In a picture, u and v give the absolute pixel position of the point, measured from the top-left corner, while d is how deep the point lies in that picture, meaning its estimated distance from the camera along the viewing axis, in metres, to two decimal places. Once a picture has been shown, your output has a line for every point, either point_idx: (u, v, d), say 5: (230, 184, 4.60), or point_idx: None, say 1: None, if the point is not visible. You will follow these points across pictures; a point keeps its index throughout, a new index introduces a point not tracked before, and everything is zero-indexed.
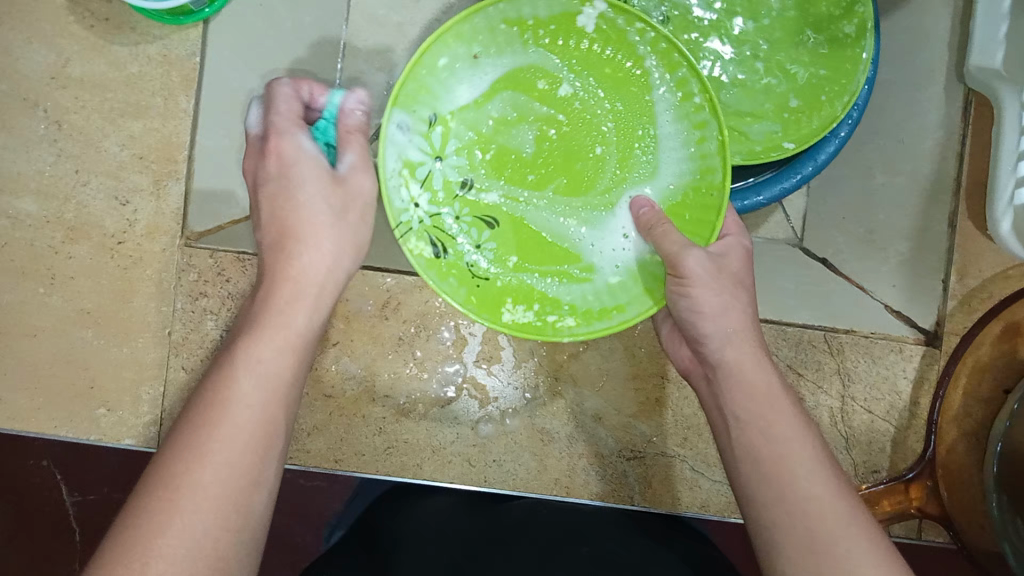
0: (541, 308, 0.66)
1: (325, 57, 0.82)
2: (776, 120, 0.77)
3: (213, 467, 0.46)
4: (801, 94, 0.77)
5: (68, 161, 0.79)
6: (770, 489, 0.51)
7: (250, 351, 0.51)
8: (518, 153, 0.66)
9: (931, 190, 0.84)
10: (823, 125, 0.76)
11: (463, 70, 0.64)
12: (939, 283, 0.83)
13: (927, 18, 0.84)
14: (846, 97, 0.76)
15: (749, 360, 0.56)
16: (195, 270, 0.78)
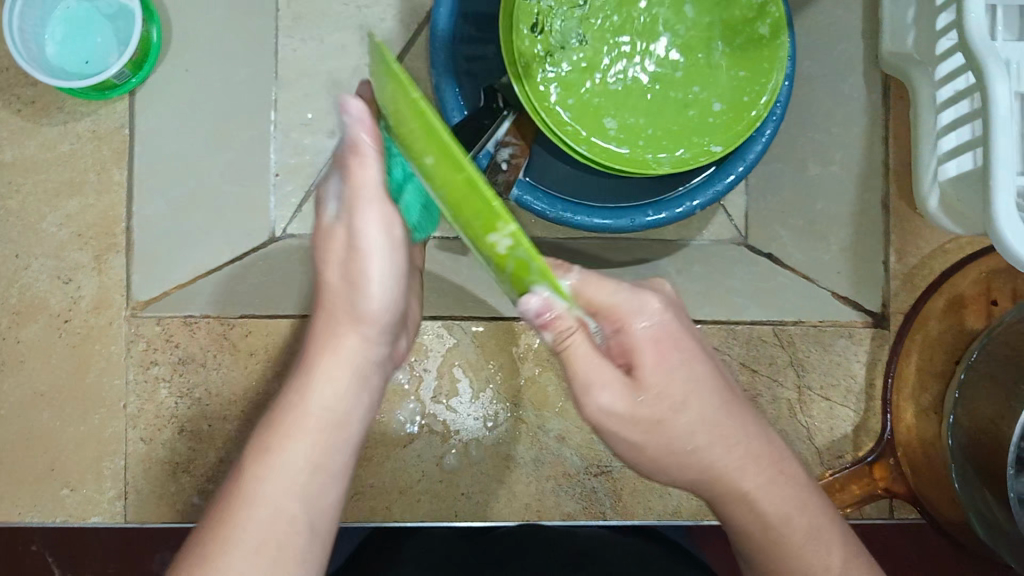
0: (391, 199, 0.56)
1: (260, 115, 0.88)
2: (702, 125, 0.78)
3: (303, 450, 0.50)
4: (723, 97, 0.79)
5: (9, 247, 0.79)
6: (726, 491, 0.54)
7: (317, 397, 0.52)
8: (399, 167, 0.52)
9: (862, 176, 0.85)
10: (748, 125, 0.78)
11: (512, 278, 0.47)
12: (881, 267, 0.84)
13: (837, 10, 0.87)
14: (767, 96, 0.78)
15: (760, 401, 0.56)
16: (144, 339, 0.79)
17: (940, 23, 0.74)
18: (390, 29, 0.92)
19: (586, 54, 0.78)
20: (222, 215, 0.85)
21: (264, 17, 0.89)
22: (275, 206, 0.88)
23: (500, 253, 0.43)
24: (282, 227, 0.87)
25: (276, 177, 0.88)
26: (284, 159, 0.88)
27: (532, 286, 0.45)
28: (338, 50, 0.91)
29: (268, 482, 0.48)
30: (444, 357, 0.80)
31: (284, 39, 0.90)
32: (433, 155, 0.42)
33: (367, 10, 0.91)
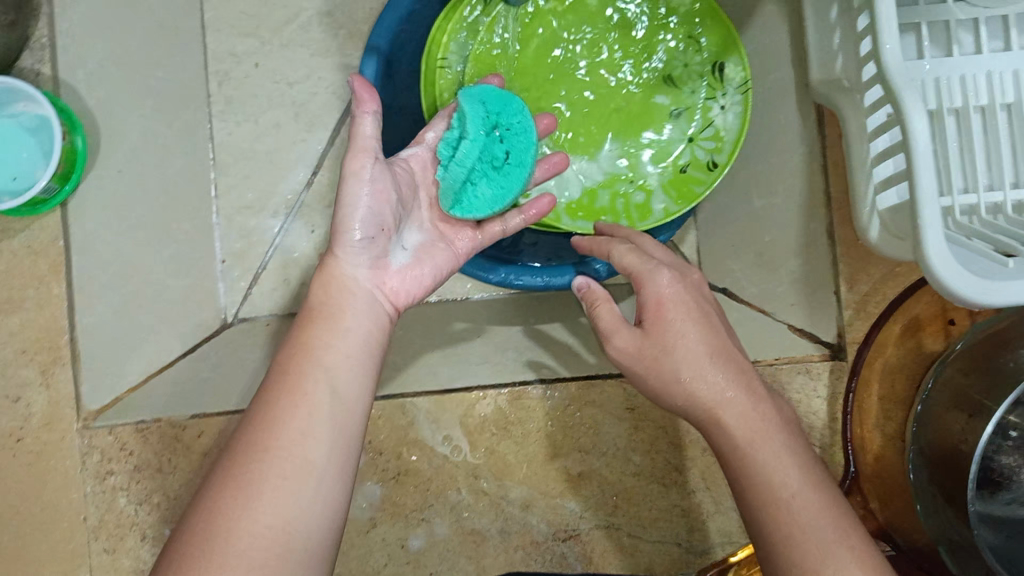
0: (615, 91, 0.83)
1: (199, 206, 0.89)
2: (656, 121, 0.83)
3: (346, 356, 0.58)
4: (668, 94, 0.83)
5: None
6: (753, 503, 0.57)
7: (354, 305, 0.61)
8: (564, 85, 0.83)
9: (806, 205, 0.84)
10: (707, 123, 0.81)
11: (692, 123, 0.82)
12: (832, 296, 0.83)
13: (763, 39, 0.86)
14: (721, 90, 0.81)
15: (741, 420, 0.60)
16: (98, 450, 0.79)
17: (864, 49, 0.72)
18: (323, 103, 0.93)
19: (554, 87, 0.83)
20: (166, 311, 0.85)
21: (198, 107, 0.90)
22: (224, 293, 0.88)
23: (666, 139, 0.82)
24: (232, 311, 0.88)
25: (223, 264, 0.89)
26: (228, 247, 0.89)
27: (688, 145, 0.82)
28: (273, 128, 0.92)
29: (320, 378, 0.56)
30: (397, 438, 0.79)
31: (217, 124, 0.91)
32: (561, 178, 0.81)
33: (299, 87, 0.92)
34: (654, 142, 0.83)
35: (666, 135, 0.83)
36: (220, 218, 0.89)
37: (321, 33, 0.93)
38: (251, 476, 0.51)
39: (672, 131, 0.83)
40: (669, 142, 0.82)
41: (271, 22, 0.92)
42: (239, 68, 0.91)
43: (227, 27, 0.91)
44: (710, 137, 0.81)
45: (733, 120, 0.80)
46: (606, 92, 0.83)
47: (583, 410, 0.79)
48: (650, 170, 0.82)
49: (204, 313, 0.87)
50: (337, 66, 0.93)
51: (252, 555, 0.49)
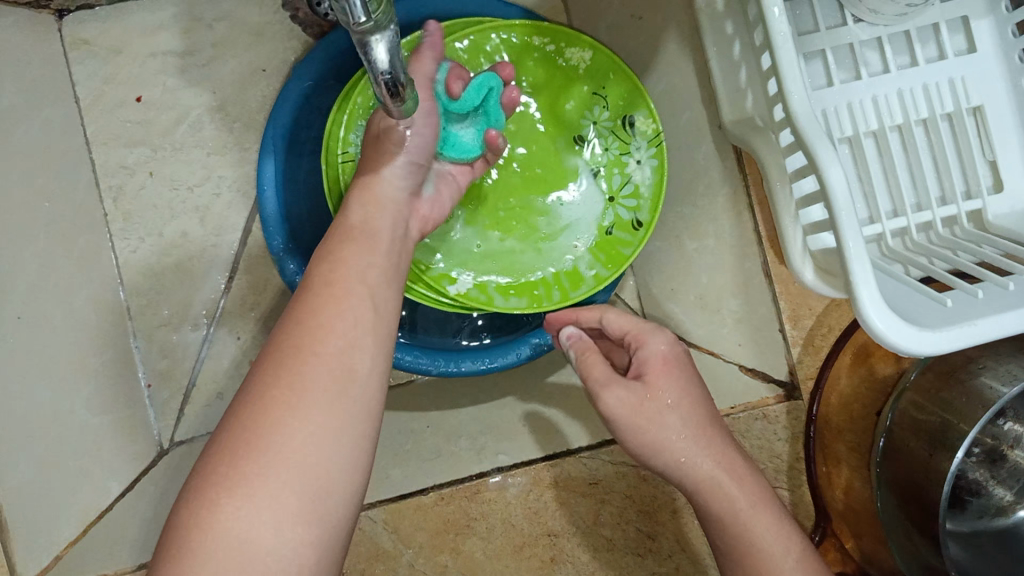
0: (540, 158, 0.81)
1: (113, 332, 0.85)
2: (577, 186, 0.81)
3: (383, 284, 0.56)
4: (582, 154, 0.81)
5: None
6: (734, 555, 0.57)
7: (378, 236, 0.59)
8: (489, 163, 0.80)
9: (738, 245, 0.82)
10: (624, 179, 0.79)
11: (614, 180, 0.80)
12: (778, 334, 0.81)
13: (670, 78, 0.84)
14: (633, 143, 0.79)
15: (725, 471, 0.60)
16: None
17: (772, 88, 0.71)
18: (228, 205, 0.89)
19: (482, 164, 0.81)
20: (95, 451, 0.82)
21: (96, 229, 0.87)
22: (156, 418, 0.85)
23: (593, 203, 0.80)
24: (168, 436, 0.85)
25: (149, 386, 0.85)
26: (151, 368, 0.86)
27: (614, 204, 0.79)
28: (180, 237, 0.88)
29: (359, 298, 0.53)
30: (355, 555, 0.75)
31: (120, 242, 0.87)
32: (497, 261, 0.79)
33: (200, 189, 0.89)
34: (585, 207, 0.80)
35: (594, 196, 0.80)
36: (140, 342, 0.86)
37: (214, 129, 0.89)
38: (297, 383, 0.47)
39: (597, 192, 0.80)
40: (597, 203, 0.80)
41: (159, 126, 0.88)
42: (133, 180, 0.88)
43: (114, 141, 0.87)
44: (631, 195, 0.79)
45: (649, 175, 0.78)
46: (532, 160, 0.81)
47: (545, 494, 0.77)
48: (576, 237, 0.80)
49: (138, 442, 0.84)
50: (234, 161, 0.90)
51: (296, 463, 0.45)
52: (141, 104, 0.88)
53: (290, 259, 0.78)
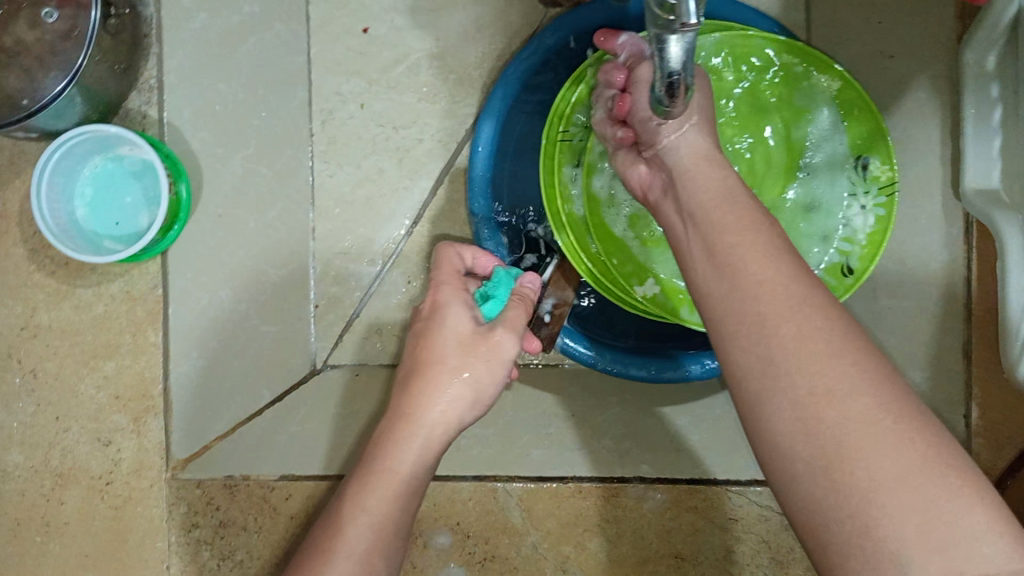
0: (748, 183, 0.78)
1: (296, 248, 0.85)
2: (780, 215, 0.78)
3: (438, 412, 0.62)
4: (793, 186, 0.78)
5: (49, 409, 0.78)
6: (809, 385, 0.42)
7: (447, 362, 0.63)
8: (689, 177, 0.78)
9: (941, 319, 0.78)
10: (844, 219, 0.75)
11: (831, 219, 0.76)
12: (961, 420, 0.77)
13: (912, 130, 0.79)
14: (864, 185, 0.75)
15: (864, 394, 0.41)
16: (185, 501, 0.78)
17: None
18: (428, 151, 0.88)
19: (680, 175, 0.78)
20: (258, 360, 0.82)
21: (301, 146, 0.86)
22: (315, 338, 0.85)
23: (800, 239, 0.77)
24: (322, 357, 0.84)
25: (316, 307, 0.85)
26: (323, 290, 0.85)
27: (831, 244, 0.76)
28: (376, 173, 0.88)
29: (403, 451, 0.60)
30: (486, 523, 0.76)
31: (319, 164, 0.87)
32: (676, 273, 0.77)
33: (404, 132, 0.88)
34: (789, 239, 0.77)
35: (804, 230, 0.77)
36: (317, 264, 0.86)
37: (429, 76, 0.88)
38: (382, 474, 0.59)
39: (805, 228, 0.77)
40: (805, 239, 0.77)
41: (378, 61, 0.88)
42: (344, 109, 0.87)
43: (333, 66, 0.87)
44: (846, 238, 0.75)
45: (871, 223, 0.74)
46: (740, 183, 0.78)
47: (683, 516, 0.76)
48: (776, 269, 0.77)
49: (297, 359, 0.83)
50: (444, 112, 0.88)
51: None
52: (367, 35, 0.87)
53: (488, 227, 0.78)
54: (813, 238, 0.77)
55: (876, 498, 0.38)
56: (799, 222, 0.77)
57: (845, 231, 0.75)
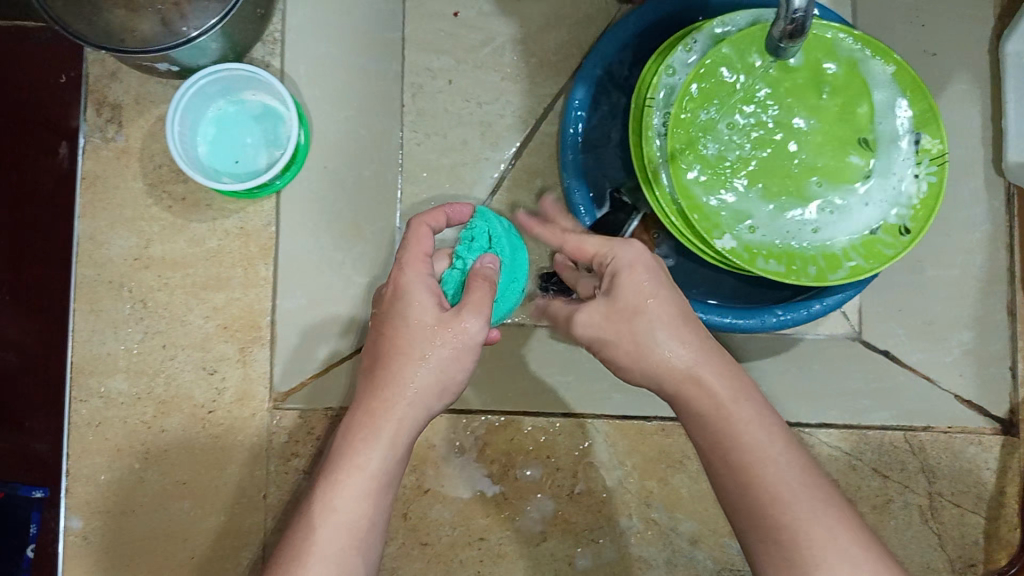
0: (814, 150, 0.81)
1: (386, 210, 0.91)
2: (845, 180, 0.81)
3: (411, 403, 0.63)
4: (856, 154, 0.81)
5: (156, 337, 0.81)
6: (756, 499, 0.56)
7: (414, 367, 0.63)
8: (759, 139, 0.81)
9: (984, 282, 0.87)
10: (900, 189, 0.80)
11: (888, 186, 0.80)
12: (1006, 371, 0.85)
13: (956, 116, 0.88)
14: (923, 156, 0.80)
15: (788, 461, 0.57)
16: (285, 431, 0.80)
17: None
18: (509, 125, 0.94)
19: (749, 139, 0.81)
20: (345, 310, 0.86)
21: (392, 116, 0.93)
22: None
23: (862, 205, 0.81)
24: None
25: None
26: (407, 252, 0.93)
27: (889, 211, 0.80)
28: (460, 144, 0.94)
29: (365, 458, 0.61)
30: (576, 457, 0.81)
31: (408, 133, 0.94)
32: (746, 228, 0.80)
33: (487, 107, 0.94)
34: (851, 205, 0.81)
35: (866, 197, 0.81)
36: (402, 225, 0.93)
37: (513, 58, 0.95)
38: (344, 478, 0.60)
39: (867, 195, 0.81)
40: (866, 205, 0.81)
41: (466, 43, 0.95)
42: (433, 83, 0.94)
43: (425, 43, 0.94)
44: (904, 204, 0.80)
45: (924, 191, 0.80)
46: (806, 149, 0.81)
47: None
48: (840, 233, 0.81)
49: None
50: (526, 92, 0.94)
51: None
52: (457, 19, 0.94)
53: (581, 190, 0.85)
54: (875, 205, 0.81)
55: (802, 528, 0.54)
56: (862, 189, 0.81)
57: (902, 199, 0.80)
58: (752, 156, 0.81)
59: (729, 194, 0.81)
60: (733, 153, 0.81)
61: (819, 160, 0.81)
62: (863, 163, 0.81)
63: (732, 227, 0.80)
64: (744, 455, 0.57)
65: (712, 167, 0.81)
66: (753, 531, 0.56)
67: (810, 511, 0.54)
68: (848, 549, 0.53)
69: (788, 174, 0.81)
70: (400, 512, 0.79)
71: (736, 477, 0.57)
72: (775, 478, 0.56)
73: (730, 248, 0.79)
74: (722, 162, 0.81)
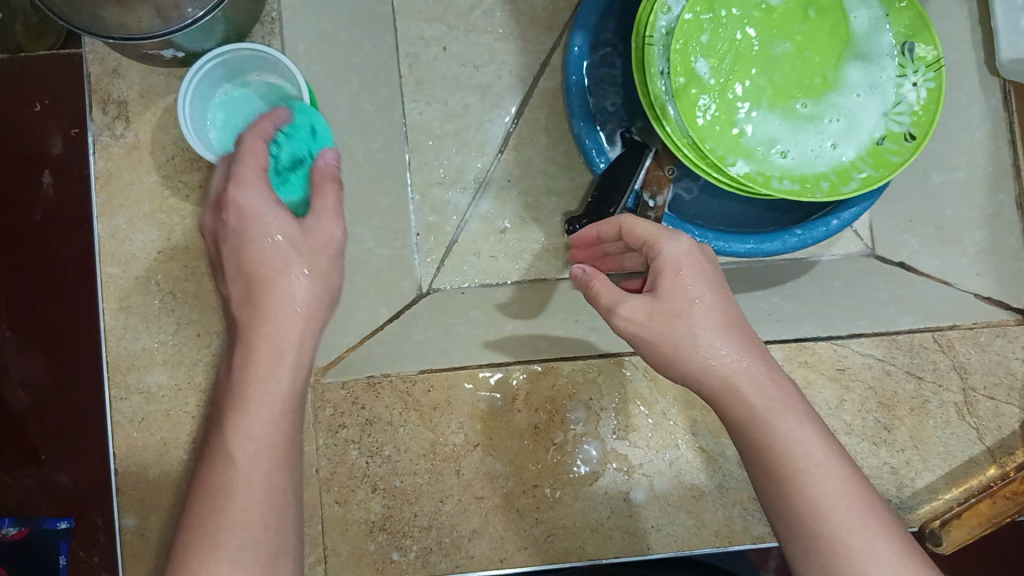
0: (812, 65, 0.81)
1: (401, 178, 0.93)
2: (845, 93, 0.82)
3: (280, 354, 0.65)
4: (852, 66, 0.82)
5: (189, 326, 0.81)
6: (796, 508, 0.57)
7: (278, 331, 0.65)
8: (757, 61, 0.81)
9: (991, 180, 0.89)
10: (898, 97, 0.82)
11: (887, 96, 0.82)
12: (1022, 263, 0.87)
13: (945, 22, 0.90)
14: (914, 63, 0.81)
15: (829, 467, 0.58)
16: (330, 403, 0.80)
17: None
18: (507, 85, 0.96)
19: (747, 62, 0.81)
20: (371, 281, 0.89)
21: (393, 89, 0.94)
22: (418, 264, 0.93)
23: (863, 117, 0.82)
24: (427, 283, 0.93)
25: (417, 236, 0.93)
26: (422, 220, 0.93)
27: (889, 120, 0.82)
28: (461, 109, 0.95)
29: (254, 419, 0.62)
30: (618, 395, 0.82)
31: (410, 104, 0.95)
32: (756, 152, 0.81)
33: (484, 70, 0.96)
34: (853, 117, 0.82)
35: (866, 108, 0.82)
36: (417, 194, 0.94)
37: (504, 18, 0.96)
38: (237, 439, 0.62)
39: (867, 106, 0.82)
40: (866, 116, 0.82)
41: (457, 8, 0.96)
42: (428, 52, 0.95)
43: (415, 14, 0.96)
44: (905, 111, 0.82)
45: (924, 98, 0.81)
46: (805, 66, 0.81)
47: (794, 369, 0.84)
48: (844, 146, 0.82)
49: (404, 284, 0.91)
50: (519, 49, 0.96)
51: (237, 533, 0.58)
52: None
53: (591, 138, 0.87)
54: (875, 115, 0.82)
55: (837, 537, 0.56)
56: (861, 101, 0.82)
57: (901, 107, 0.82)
58: (753, 79, 0.81)
59: (737, 120, 0.81)
60: (735, 78, 0.81)
61: (817, 76, 0.81)
62: (859, 74, 0.82)
63: (742, 151, 0.81)
64: (784, 465, 0.58)
65: (716, 95, 0.80)
66: (787, 533, 0.58)
67: (849, 521, 0.56)
68: (883, 552, 0.55)
69: (790, 93, 0.81)
70: (452, 469, 0.80)
71: (777, 482, 0.58)
72: (816, 485, 0.57)
73: (743, 173, 0.80)
74: (725, 89, 0.81)
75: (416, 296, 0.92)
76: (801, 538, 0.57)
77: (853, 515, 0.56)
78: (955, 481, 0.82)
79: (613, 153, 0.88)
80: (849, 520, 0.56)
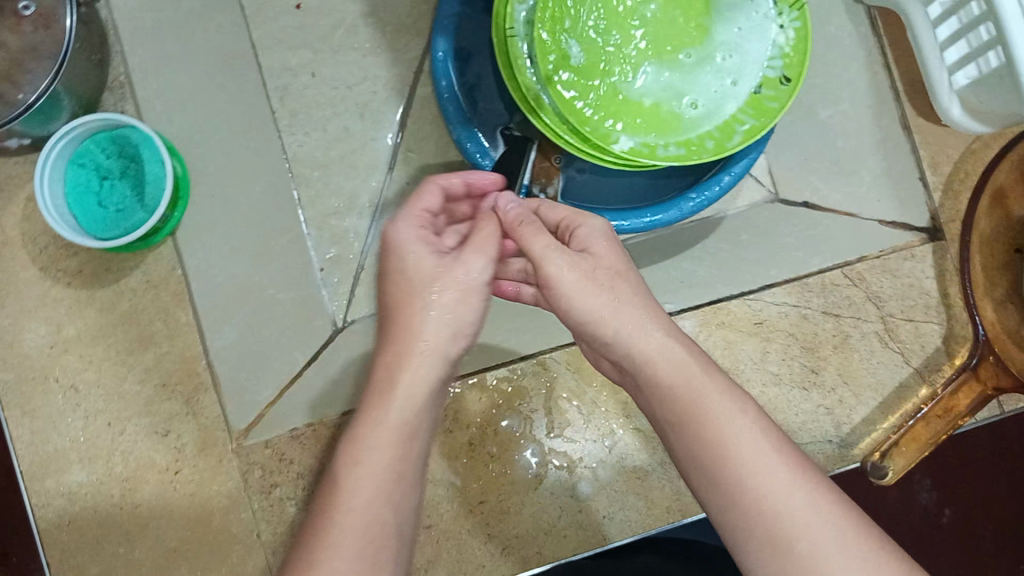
0: (679, 15, 0.75)
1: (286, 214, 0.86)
2: (720, 39, 0.76)
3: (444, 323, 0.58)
4: (721, 10, 0.76)
5: (99, 416, 0.79)
6: (729, 484, 0.54)
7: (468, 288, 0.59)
8: (623, 22, 0.75)
9: (876, 104, 0.88)
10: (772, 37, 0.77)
11: (762, 36, 0.77)
12: (919, 182, 0.87)
13: None
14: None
15: (757, 437, 0.55)
16: (258, 465, 0.79)
17: None
18: (386, 102, 0.89)
19: (612, 25, 0.75)
20: (277, 330, 0.84)
21: (266, 127, 0.87)
22: (329, 300, 0.85)
23: (743, 61, 0.76)
24: (341, 316, 0.85)
25: (320, 271, 0.86)
26: (322, 253, 0.86)
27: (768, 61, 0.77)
28: (343, 134, 0.88)
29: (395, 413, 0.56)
30: (546, 395, 0.81)
31: (287, 136, 0.87)
32: (639, 120, 0.75)
33: (358, 89, 0.89)
34: (732, 63, 0.76)
35: (745, 51, 0.76)
36: (308, 228, 0.86)
37: (369, 33, 0.89)
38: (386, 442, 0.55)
39: (745, 49, 0.76)
40: (746, 59, 0.76)
41: (317, 32, 0.89)
42: (298, 81, 0.88)
43: (276, 44, 0.88)
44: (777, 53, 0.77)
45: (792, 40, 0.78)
46: (673, 17, 0.75)
47: (713, 333, 0.85)
48: (729, 95, 0.76)
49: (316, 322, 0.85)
50: (391, 62, 0.89)
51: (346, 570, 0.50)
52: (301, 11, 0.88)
53: (472, 140, 0.85)
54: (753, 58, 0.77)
55: (778, 508, 0.52)
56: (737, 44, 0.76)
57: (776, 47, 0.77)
58: (622, 43, 0.75)
59: (613, 91, 0.75)
60: (602, 45, 0.75)
61: (687, 26, 0.76)
62: (729, 16, 0.76)
63: (623, 123, 0.75)
64: (711, 442, 0.55)
65: (586, 69, 0.75)
66: (726, 511, 0.54)
67: (788, 485, 0.53)
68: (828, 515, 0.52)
69: (664, 49, 0.75)
70: None
71: (706, 459, 0.55)
72: (744, 455, 0.54)
73: (629, 147, 0.75)
74: (594, 60, 0.75)
75: (331, 334, 0.85)
76: (739, 514, 0.53)
77: (791, 481, 0.53)
78: (889, 410, 0.84)
79: (497, 152, 0.85)
80: (785, 486, 0.53)
